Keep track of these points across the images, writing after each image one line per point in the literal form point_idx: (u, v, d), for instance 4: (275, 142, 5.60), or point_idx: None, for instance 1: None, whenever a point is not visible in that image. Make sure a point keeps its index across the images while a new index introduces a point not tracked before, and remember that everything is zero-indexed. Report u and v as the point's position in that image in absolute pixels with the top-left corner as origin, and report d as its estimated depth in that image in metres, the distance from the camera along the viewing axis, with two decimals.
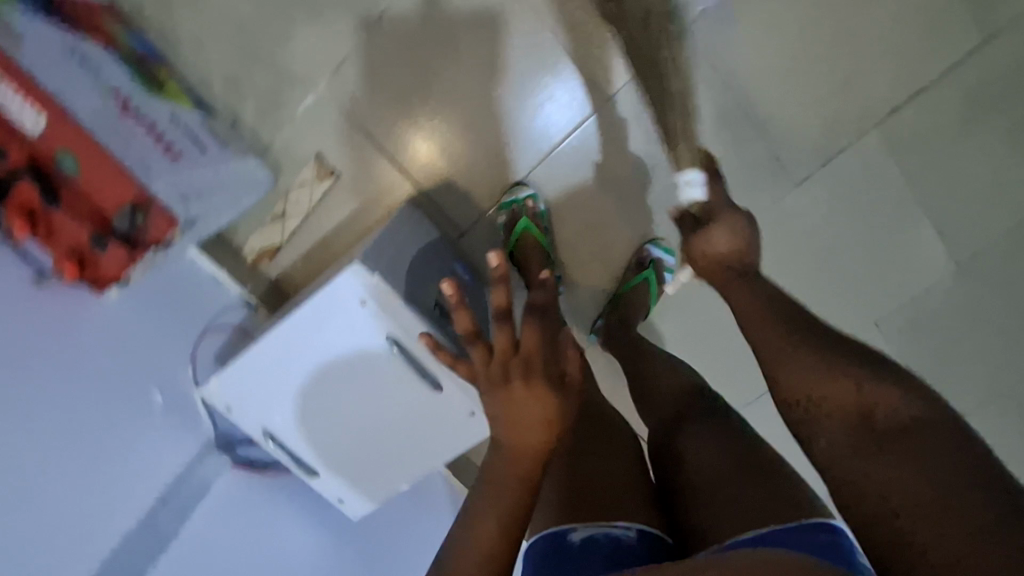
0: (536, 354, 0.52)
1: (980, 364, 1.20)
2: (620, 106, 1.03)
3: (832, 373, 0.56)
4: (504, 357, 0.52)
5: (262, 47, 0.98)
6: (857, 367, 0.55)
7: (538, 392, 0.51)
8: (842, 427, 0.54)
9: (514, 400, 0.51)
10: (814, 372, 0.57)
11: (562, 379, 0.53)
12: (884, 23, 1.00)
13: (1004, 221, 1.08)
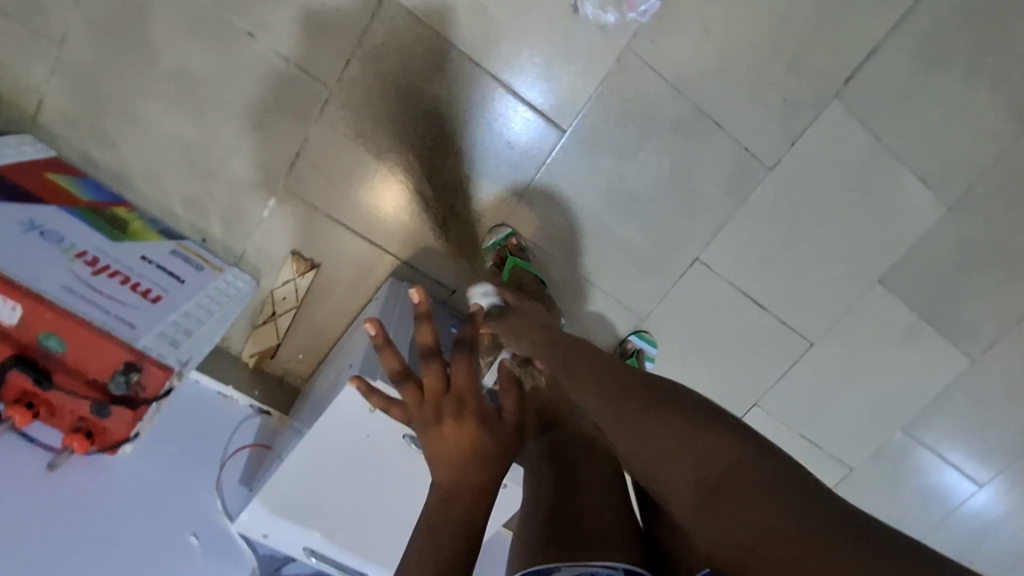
0: (462, 390, 0.62)
1: (983, 292, 1.21)
2: (580, 136, 1.02)
3: (645, 418, 0.51)
4: (437, 397, 0.62)
5: (212, 163, 0.97)
6: (663, 407, 0.51)
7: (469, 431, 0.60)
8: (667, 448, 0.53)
9: (448, 440, 0.59)
10: (636, 420, 0.51)
11: (492, 415, 0.62)
12: None
13: (977, 156, 1.09)
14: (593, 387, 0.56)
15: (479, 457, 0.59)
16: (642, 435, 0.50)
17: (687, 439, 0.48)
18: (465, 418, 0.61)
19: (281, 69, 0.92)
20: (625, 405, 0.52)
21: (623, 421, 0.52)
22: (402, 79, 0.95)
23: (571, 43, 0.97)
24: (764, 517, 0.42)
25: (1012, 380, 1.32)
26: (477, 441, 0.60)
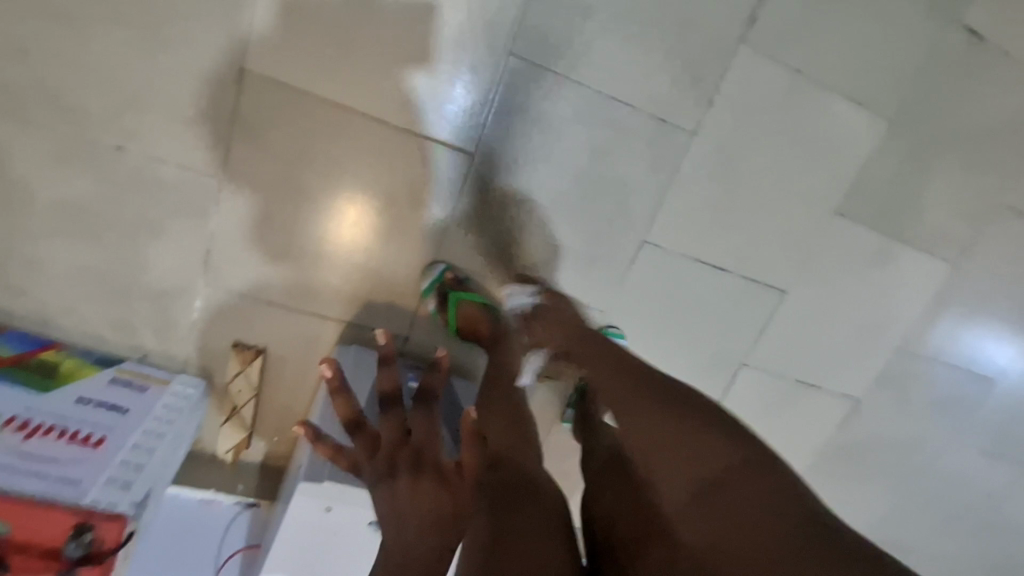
0: (421, 445, 0.65)
1: (943, 196, 1.17)
2: (488, 153, 0.97)
3: (669, 423, 0.69)
4: (394, 449, 0.65)
5: (124, 281, 0.93)
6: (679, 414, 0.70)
7: (424, 491, 0.59)
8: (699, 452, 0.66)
9: (404, 496, 0.59)
10: (660, 432, 0.69)
11: (450, 472, 0.61)
12: None
13: (900, 64, 1.04)
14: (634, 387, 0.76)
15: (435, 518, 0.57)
16: (663, 442, 0.68)
17: (689, 440, 0.66)
18: (422, 472, 0.61)
19: (162, 172, 0.87)
20: (647, 411, 0.72)
21: (656, 429, 0.69)
22: (288, 149, 0.90)
23: (452, 63, 0.91)
24: (764, 512, 0.58)
25: (996, 271, 1.28)
26: (432, 502, 0.58)
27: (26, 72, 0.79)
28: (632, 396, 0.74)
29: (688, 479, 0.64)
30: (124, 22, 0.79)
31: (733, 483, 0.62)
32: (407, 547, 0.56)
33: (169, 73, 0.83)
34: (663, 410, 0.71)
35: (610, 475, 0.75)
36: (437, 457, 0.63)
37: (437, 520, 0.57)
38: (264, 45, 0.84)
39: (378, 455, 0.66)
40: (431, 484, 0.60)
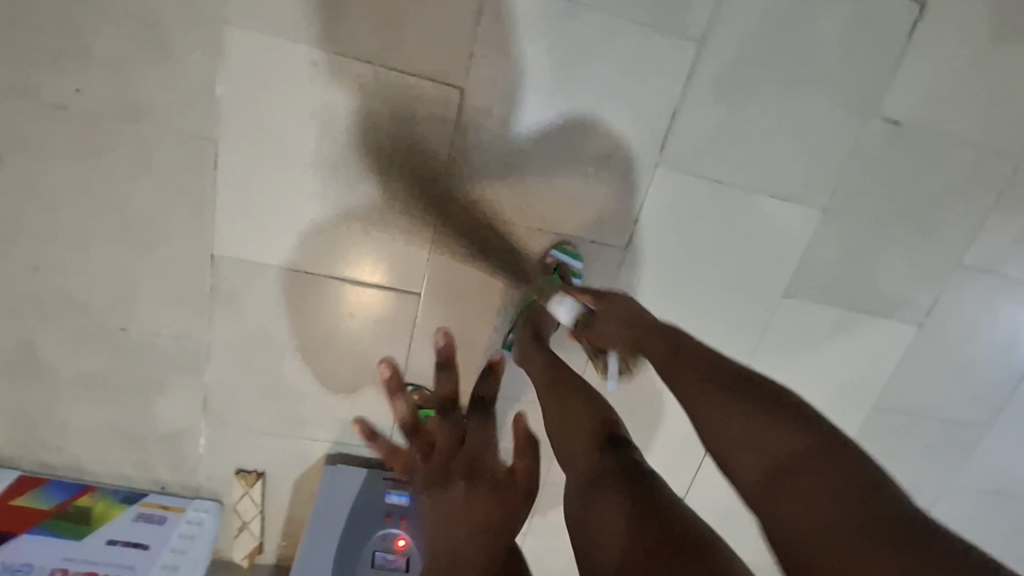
0: (475, 452, 0.69)
1: (896, 263, 1.18)
2: (436, 287, 1.06)
3: (738, 413, 0.58)
4: (450, 455, 0.71)
5: (140, 429, 1.08)
6: (749, 402, 0.58)
7: (477, 500, 0.63)
8: (753, 443, 0.55)
9: (457, 505, 0.63)
10: (713, 414, 0.60)
11: (502, 480, 0.65)
12: (607, 80, 0.97)
13: (826, 158, 1.07)
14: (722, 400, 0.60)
15: (485, 522, 0.61)
16: (729, 438, 0.57)
17: (779, 441, 0.54)
18: (476, 482, 0.65)
19: (159, 339, 1.02)
20: (715, 400, 0.61)
21: (720, 420, 0.59)
22: (260, 310, 1.02)
23: (393, 216, 1.00)
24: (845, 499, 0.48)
25: (968, 323, 1.27)
26: (489, 506, 0.62)
27: (38, 281, 0.95)
28: (707, 394, 0.62)
29: (751, 468, 0.55)
30: (107, 231, 0.93)
31: (809, 473, 0.51)
32: (455, 537, 0.61)
33: (152, 265, 0.96)
34: (732, 400, 0.60)
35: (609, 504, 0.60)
36: (491, 462, 0.68)
37: (485, 524, 0.61)
38: (225, 230, 0.96)
39: (436, 462, 0.71)
40: (483, 493, 0.64)
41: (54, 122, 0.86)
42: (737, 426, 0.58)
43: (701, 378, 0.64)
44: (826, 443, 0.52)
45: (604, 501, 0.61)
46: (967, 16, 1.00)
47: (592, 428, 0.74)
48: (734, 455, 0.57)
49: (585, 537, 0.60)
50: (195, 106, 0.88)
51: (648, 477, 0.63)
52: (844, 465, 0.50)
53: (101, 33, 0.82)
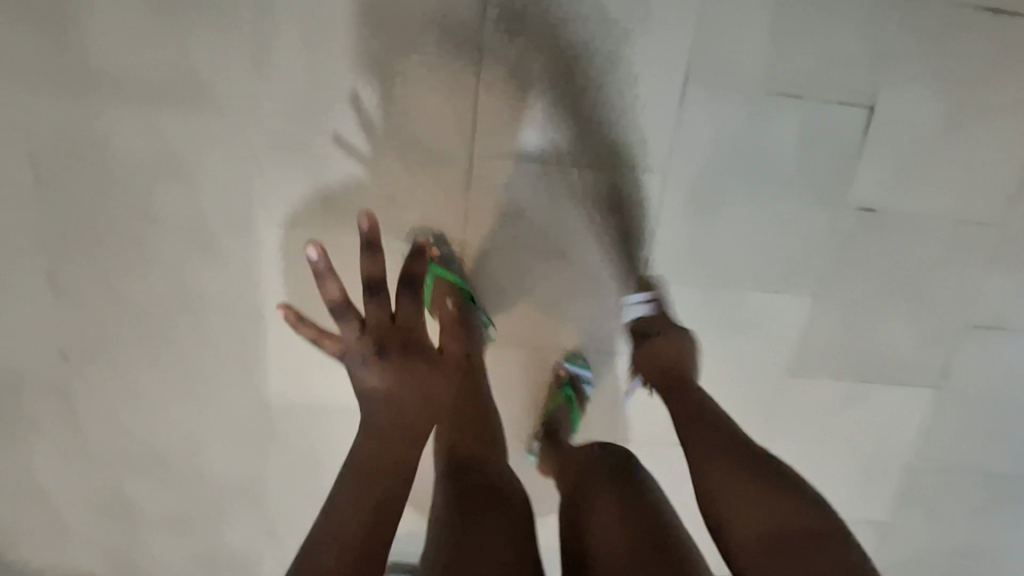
0: (406, 326, 0.86)
1: (898, 335, 1.21)
2: None
3: (744, 479, 0.79)
4: (382, 328, 0.85)
5: (217, 559, 1.23)
6: (754, 472, 0.80)
7: (412, 366, 0.84)
8: (757, 508, 0.76)
9: (394, 374, 0.82)
10: (725, 476, 0.80)
11: (430, 355, 0.87)
12: (587, 216, 1.07)
13: (806, 252, 1.13)
14: (733, 464, 0.81)
15: (419, 389, 0.83)
16: (734, 492, 0.79)
17: (783, 512, 0.75)
18: (409, 354, 0.84)
19: (226, 480, 1.17)
20: (727, 462, 0.82)
21: (745, 504, 0.77)
22: (309, 446, 1.16)
23: None
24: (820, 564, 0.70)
25: (985, 379, 1.26)
26: (418, 374, 0.84)
27: (126, 442, 1.12)
28: (726, 467, 0.81)
29: (756, 534, 0.75)
30: (179, 396, 1.10)
31: (802, 538, 0.73)
32: (394, 411, 0.80)
33: (216, 418, 1.12)
34: (747, 476, 0.80)
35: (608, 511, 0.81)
36: (413, 329, 0.87)
37: (417, 389, 0.83)
38: (274, 383, 1.11)
39: (369, 334, 0.83)
40: (418, 362, 0.85)
41: (133, 316, 1.04)
42: (743, 491, 0.78)
43: (719, 437, 0.85)
44: (824, 526, 0.74)
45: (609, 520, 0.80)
46: (925, 107, 1.04)
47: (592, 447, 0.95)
48: (749, 522, 0.76)
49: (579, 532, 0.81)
50: (239, 289, 1.04)
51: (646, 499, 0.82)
52: (835, 547, 0.71)
53: (164, 245, 1.00)
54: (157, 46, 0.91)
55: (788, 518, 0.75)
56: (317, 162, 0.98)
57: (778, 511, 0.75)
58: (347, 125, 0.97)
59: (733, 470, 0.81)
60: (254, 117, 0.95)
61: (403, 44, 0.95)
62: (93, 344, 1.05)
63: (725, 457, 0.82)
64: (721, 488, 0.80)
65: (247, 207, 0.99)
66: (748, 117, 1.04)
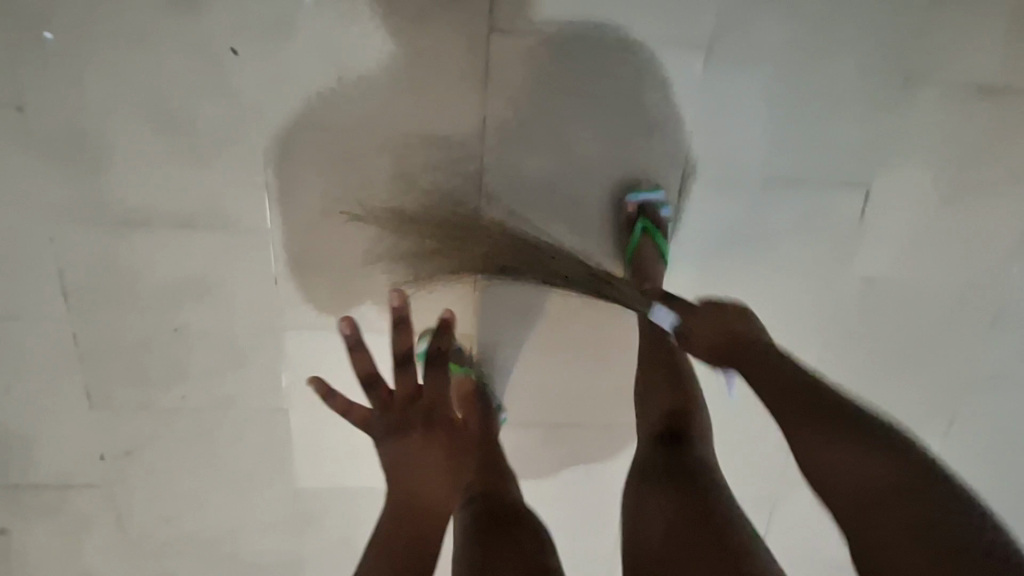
0: (434, 397, 0.87)
1: (907, 391, 1.23)
2: None
3: (823, 440, 0.70)
4: (407, 406, 0.86)
5: None
6: (844, 432, 0.70)
7: (433, 441, 0.86)
8: (850, 467, 0.68)
9: (412, 448, 0.84)
10: (814, 438, 0.71)
11: (452, 425, 0.88)
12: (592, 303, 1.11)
13: (809, 322, 1.15)
14: (816, 425, 0.72)
15: (437, 463, 0.85)
16: (827, 450, 0.70)
17: (866, 465, 0.67)
18: (431, 429, 0.86)
19: (266, 559, 1.24)
20: (807, 420, 0.73)
21: (837, 461, 0.69)
22: (342, 523, 1.23)
23: None
24: (924, 527, 0.61)
25: (994, 428, 1.28)
26: (440, 446, 0.86)
27: (170, 530, 1.19)
28: (817, 428, 0.71)
29: (847, 502, 0.67)
30: (218, 488, 1.17)
31: (896, 494, 0.64)
32: (420, 481, 0.83)
33: (253, 505, 1.19)
34: (835, 435, 0.70)
35: (662, 501, 0.77)
36: (440, 408, 0.87)
37: (438, 461, 0.85)
38: (304, 469, 1.18)
39: (394, 411, 0.86)
40: (435, 439, 0.86)
41: (167, 419, 1.11)
42: (836, 451, 0.69)
43: (783, 390, 0.76)
44: (916, 478, 0.65)
45: (653, 499, 0.78)
46: (916, 183, 1.06)
47: (660, 424, 0.92)
48: (835, 486, 0.68)
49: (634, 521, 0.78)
50: (269, 390, 1.10)
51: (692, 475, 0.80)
52: (936, 491, 0.63)
53: (196, 356, 1.06)
54: (177, 180, 0.95)
55: (882, 478, 0.66)
56: (336, 272, 1.03)
57: (880, 473, 0.66)
58: (361, 236, 1.01)
59: (808, 427, 0.72)
60: (274, 237, 1.00)
61: (410, 159, 0.98)
62: (135, 447, 1.12)
63: (803, 413, 0.73)
64: (809, 447, 0.71)
65: (273, 318, 1.05)
66: (750, 208, 1.06)
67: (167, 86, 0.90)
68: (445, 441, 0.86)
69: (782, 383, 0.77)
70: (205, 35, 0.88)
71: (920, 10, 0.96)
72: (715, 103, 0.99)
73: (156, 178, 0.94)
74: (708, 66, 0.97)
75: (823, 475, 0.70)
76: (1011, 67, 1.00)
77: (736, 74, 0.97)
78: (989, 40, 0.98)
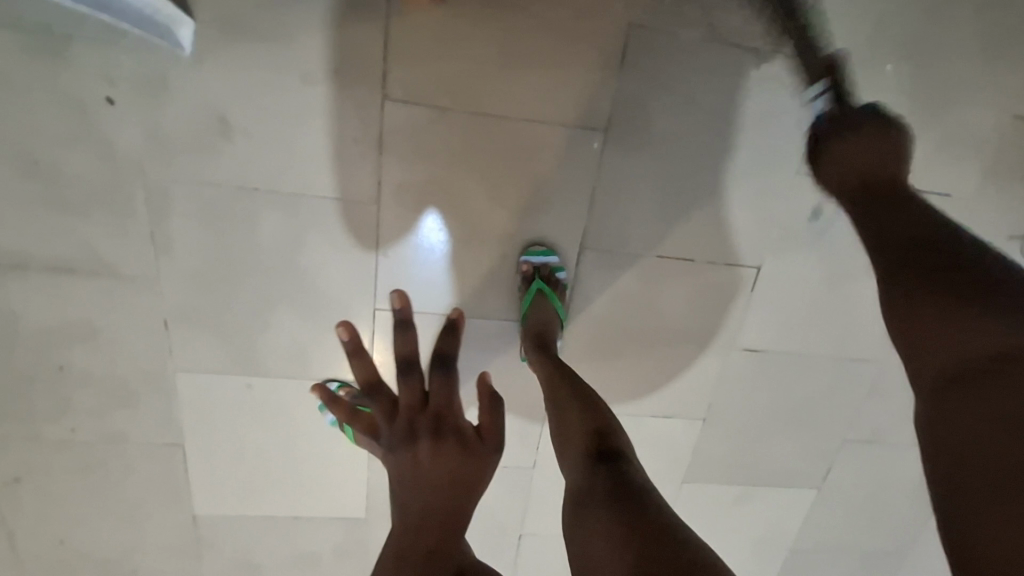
0: (439, 407, 0.76)
1: (787, 445, 1.30)
2: (375, 515, 1.26)
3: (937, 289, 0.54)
4: (414, 413, 0.76)
5: None
6: (960, 280, 0.54)
7: (446, 452, 0.72)
8: (955, 330, 0.52)
9: (426, 459, 0.71)
10: (929, 280, 0.55)
11: (470, 438, 0.74)
12: (488, 358, 1.13)
13: (697, 383, 1.20)
14: (918, 275, 0.56)
15: (452, 479, 0.71)
16: (922, 311, 0.55)
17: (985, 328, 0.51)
18: (442, 438, 0.73)
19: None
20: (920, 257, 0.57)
21: (934, 313, 0.54)
22: (239, 547, 1.26)
23: (327, 473, 1.20)
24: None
25: (870, 480, 1.36)
26: (454, 460, 0.72)
27: (64, 549, 1.21)
28: (926, 274, 0.56)
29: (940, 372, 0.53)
30: (112, 514, 1.19)
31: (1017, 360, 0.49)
32: (426, 504, 0.70)
33: (148, 530, 1.21)
34: (942, 287, 0.54)
35: (599, 524, 0.68)
36: (455, 415, 0.76)
37: (451, 481, 0.71)
38: (199, 499, 1.19)
39: (398, 419, 0.76)
40: (451, 446, 0.73)
41: (54, 450, 1.10)
42: (941, 313, 0.53)
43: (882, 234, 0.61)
44: None
45: (591, 518, 0.69)
46: (802, 265, 1.11)
47: (589, 442, 0.83)
48: (936, 343, 0.54)
49: (578, 549, 0.69)
50: (160, 426, 1.11)
51: (640, 495, 0.71)
52: None
53: (82, 394, 1.06)
54: (53, 227, 0.92)
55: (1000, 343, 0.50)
56: (225, 321, 1.02)
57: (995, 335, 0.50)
58: (252, 286, 1.00)
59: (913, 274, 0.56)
60: (159, 287, 0.98)
61: (303, 220, 0.97)
62: (22, 474, 1.12)
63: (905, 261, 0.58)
64: (899, 305, 0.56)
65: (162, 361, 1.05)
66: (645, 282, 1.09)
67: (35, 133, 0.86)
68: (462, 451, 0.73)
69: (903, 222, 0.60)
70: (74, 84, 0.85)
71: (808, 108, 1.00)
72: (611, 178, 1.00)
73: (30, 224, 0.92)
74: (606, 147, 0.98)
75: (920, 337, 0.55)
76: None
77: (632, 157, 0.99)
78: None
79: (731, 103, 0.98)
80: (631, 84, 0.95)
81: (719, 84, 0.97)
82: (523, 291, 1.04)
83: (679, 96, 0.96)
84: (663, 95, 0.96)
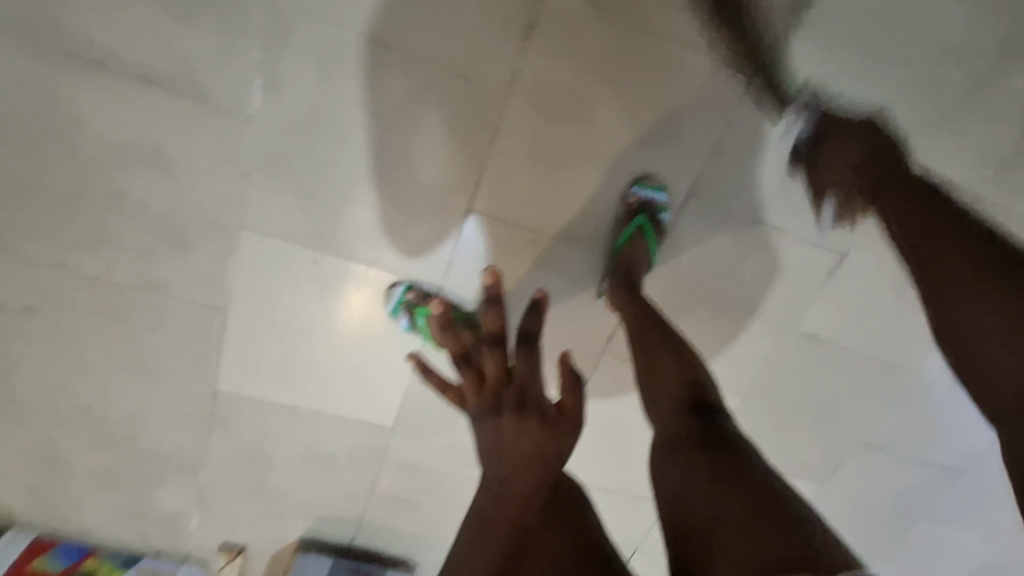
0: (524, 384, 0.61)
1: (811, 435, 1.33)
2: (403, 424, 1.21)
3: None
4: (498, 387, 0.61)
5: (143, 511, 1.28)
6: None
7: (530, 429, 0.59)
8: None
9: (507, 436, 0.59)
10: None
11: (552, 416, 0.60)
12: (564, 286, 1.09)
13: (751, 355, 1.21)
14: None
15: (535, 455, 0.60)
16: None
17: None
18: (527, 414, 0.59)
19: (162, 446, 1.19)
20: None
21: None
22: (253, 432, 1.19)
23: (369, 371, 1.15)
24: None
25: (874, 485, 1.41)
26: (537, 440, 0.60)
27: (65, 398, 1.11)
28: None
29: None
30: (125, 370, 1.09)
31: None
32: (509, 479, 0.60)
33: (159, 395, 1.13)
34: None
35: (698, 468, 0.69)
36: (539, 394, 0.61)
37: (537, 455, 0.60)
38: (225, 374, 1.12)
39: (482, 394, 0.61)
40: (535, 424, 0.59)
41: (84, 286, 1.01)
42: None
43: None
44: None
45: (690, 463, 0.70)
46: (885, 259, 1.12)
47: (681, 391, 0.81)
48: None
49: (669, 488, 0.71)
50: (205, 285, 1.02)
51: (735, 446, 0.71)
52: None
53: (131, 230, 0.96)
54: (154, 33, 0.83)
55: None
56: (310, 185, 0.95)
57: None
58: (354, 152, 0.94)
59: None
60: (252, 129, 0.90)
61: (425, 94, 0.91)
62: (39, 305, 1.02)
63: None
64: None
65: (229, 213, 0.96)
66: (736, 241, 1.08)
67: None
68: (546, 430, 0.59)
69: None
70: None
71: (940, 101, 1.01)
72: (739, 126, 0.99)
73: (130, 24, 0.83)
74: (746, 93, 0.97)
75: None
76: (994, 181, 1.07)
77: (766, 110, 0.99)
78: (988, 149, 1.04)
79: (869, 79, 0.99)
80: (784, 36, 0.95)
81: (864, 57, 0.97)
82: (623, 223, 1.02)
83: (825, 59, 0.96)
84: (809, 56, 0.96)
